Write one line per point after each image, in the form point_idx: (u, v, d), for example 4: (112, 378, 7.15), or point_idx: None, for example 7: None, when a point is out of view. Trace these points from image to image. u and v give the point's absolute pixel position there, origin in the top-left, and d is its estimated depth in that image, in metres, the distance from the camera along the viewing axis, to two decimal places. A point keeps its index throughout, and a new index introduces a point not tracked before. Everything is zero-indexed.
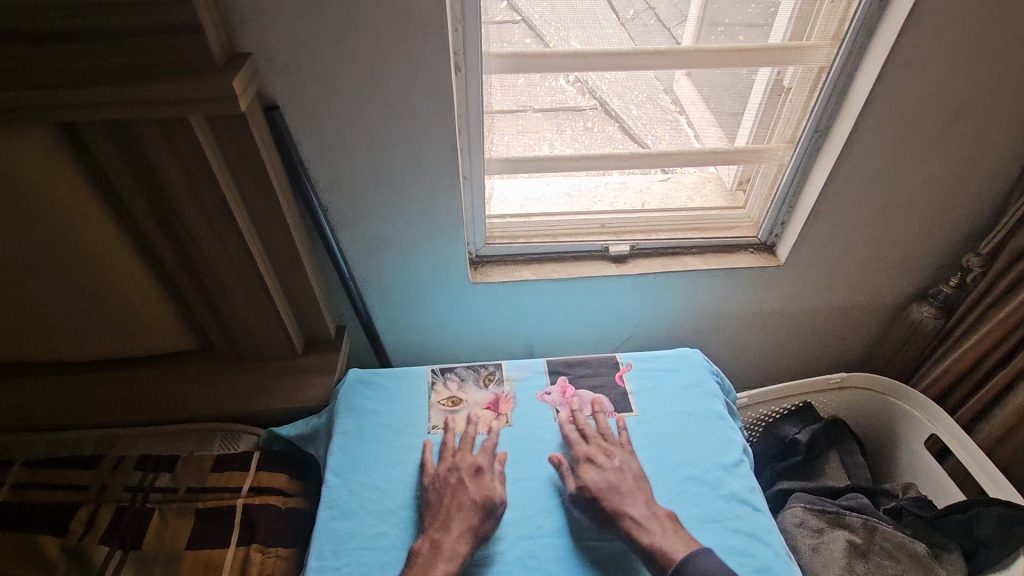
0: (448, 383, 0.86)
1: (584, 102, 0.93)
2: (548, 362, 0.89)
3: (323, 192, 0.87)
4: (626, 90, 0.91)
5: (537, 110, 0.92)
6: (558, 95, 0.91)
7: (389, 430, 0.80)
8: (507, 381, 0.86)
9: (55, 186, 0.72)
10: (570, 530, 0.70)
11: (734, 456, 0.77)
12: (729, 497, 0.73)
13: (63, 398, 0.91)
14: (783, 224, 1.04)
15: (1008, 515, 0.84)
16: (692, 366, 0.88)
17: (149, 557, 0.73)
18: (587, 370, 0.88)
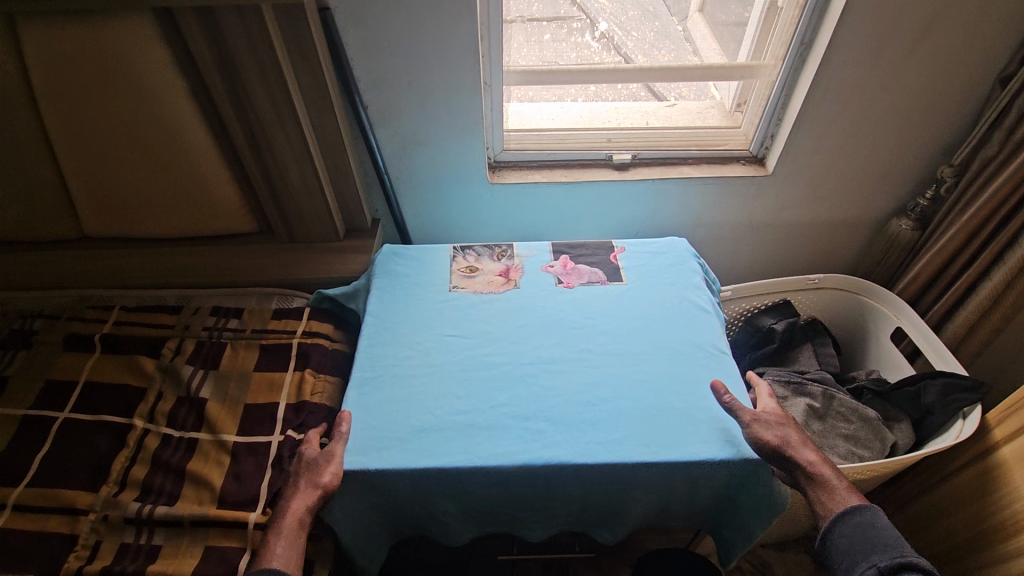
0: (467, 257, 1.03)
1: (609, 57, 1.11)
2: (553, 244, 1.05)
3: (364, 89, 1.01)
4: (652, 49, 1.10)
5: (563, 65, 1.11)
6: (585, 51, 1.11)
7: (417, 287, 0.96)
8: (517, 257, 1.02)
9: (154, 70, 0.88)
10: (562, 359, 0.85)
11: (707, 314, 0.91)
12: (699, 343, 0.87)
13: (151, 263, 1.10)
14: (772, 137, 1.16)
15: (950, 384, 0.96)
16: (677, 250, 1.02)
17: (225, 375, 0.92)
18: (587, 251, 1.04)
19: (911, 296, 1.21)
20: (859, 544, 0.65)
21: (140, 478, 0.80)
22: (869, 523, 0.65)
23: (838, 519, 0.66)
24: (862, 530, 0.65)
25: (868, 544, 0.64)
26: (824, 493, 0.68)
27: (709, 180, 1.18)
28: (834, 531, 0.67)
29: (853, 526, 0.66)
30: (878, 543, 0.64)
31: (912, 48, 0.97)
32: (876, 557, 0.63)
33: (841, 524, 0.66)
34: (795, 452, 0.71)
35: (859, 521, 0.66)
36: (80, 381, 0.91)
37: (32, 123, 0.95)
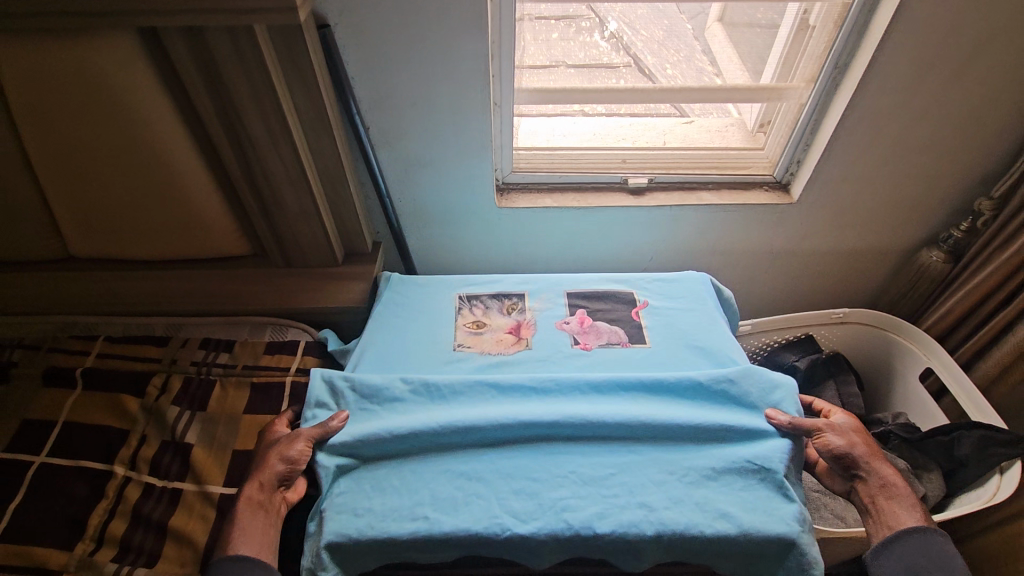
0: (474, 309, 0.98)
1: (618, 59, 1.03)
2: (568, 297, 0.99)
3: (365, 110, 0.95)
4: (661, 48, 1.03)
5: (570, 65, 1.03)
6: (592, 51, 1.02)
7: (419, 334, 0.92)
8: (529, 310, 0.97)
9: (140, 92, 0.82)
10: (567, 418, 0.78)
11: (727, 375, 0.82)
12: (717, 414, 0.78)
13: (139, 288, 1.04)
14: (799, 162, 1.09)
15: (987, 437, 0.89)
16: (695, 296, 0.98)
17: (214, 416, 0.87)
18: (604, 306, 0.98)
19: (940, 331, 1.15)
20: (917, 562, 0.65)
21: (119, 534, 0.74)
22: (928, 541, 0.66)
23: (904, 535, 0.67)
24: (925, 548, 0.66)
25: (926, 562, 0.65)
26: (891, 511, 0.70)
27: (730, 206, 1.11)
28: (888, 547, 0.67)
29: (920, 542, 0.66)
30: (940, 563, 0.64)
31: (957, 71, 0.90)
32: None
33: (903, 540, 0.67)
34: (872, 463, 0.73)
35: (920, 539, 0.66)
36: (59, 421, 0.85)
37: (9, 141, 0.89)
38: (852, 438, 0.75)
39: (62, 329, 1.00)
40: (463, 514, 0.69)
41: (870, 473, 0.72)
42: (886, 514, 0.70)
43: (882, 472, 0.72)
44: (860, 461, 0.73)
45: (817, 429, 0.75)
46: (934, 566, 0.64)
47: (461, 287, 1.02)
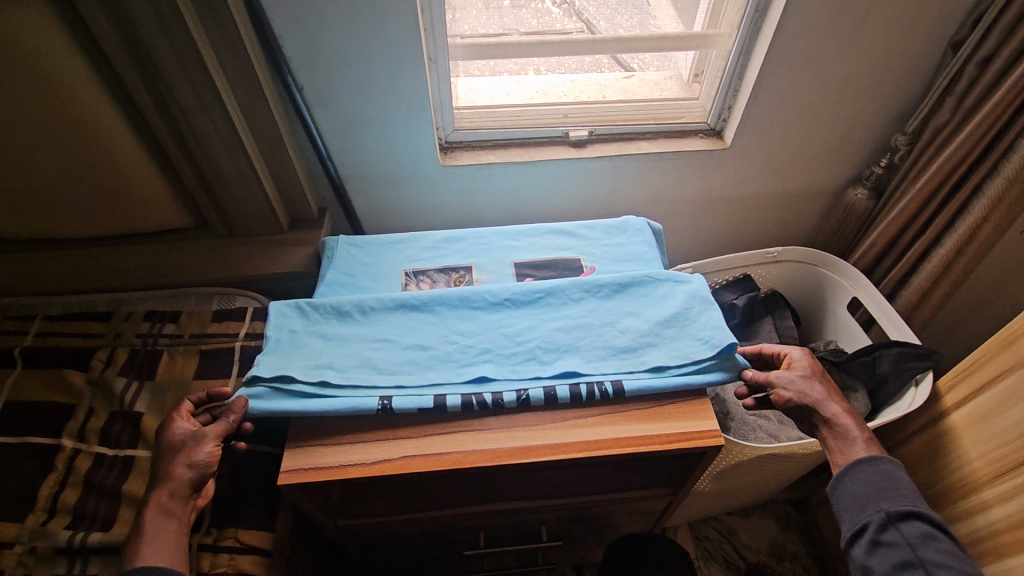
0: (420, 285, 0.94)
1: (570, 25, 1.06)
2: (516, 265, 0.96)
3: (297, 70, 0.94)
4: (614, 14, 1.04)
5: (522, 33, 1.05)
6: (546, 17, 1.05)
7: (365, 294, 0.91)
8: (476, 282, 0.94)
9: (55, 59, 0.79)
10: (502, 364, 0.77)
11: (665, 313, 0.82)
12: (652, 344, 0.79)
13: (75, 266, 1.02)
14: (730, 108, 1.13)
15: (905, 352, 0.97)
16: (632, 236, 1.00)
17: (162, 385, 0.87)
18: (553, 273, 0.95)
19: (866, 265, 1.22)
20: (865, 492, 0.66)
21: (71, 503, 0.75)
22: (879, 471, 0.67)
23: (852, 468, 0.68)
24: (874, 476, 0.67)
25: (872, 491, 0.66)
26: (838, 449, 0.70)
27: (667, 154, 1.15)
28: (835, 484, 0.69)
29: (870, 471, 0.67)
30: (887, 490, 0.65)
31: (869, 10, 0.94)
32: (887, 503, 0.64)
33: (849, 475, 0.68)
34: (816, 406, 0.72)
35: (871, 469, 0.67)
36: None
37: None
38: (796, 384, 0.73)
39: None
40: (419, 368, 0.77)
41: (815, 415, 0.72)
42: (839, 457, 0.70)
43: (826, 411, 0.71)
44: (806, 406, 0.72)
45: (765, 385, 0.75)
46: (879, 493, 0.65)
47: (405, 263, 0.97)
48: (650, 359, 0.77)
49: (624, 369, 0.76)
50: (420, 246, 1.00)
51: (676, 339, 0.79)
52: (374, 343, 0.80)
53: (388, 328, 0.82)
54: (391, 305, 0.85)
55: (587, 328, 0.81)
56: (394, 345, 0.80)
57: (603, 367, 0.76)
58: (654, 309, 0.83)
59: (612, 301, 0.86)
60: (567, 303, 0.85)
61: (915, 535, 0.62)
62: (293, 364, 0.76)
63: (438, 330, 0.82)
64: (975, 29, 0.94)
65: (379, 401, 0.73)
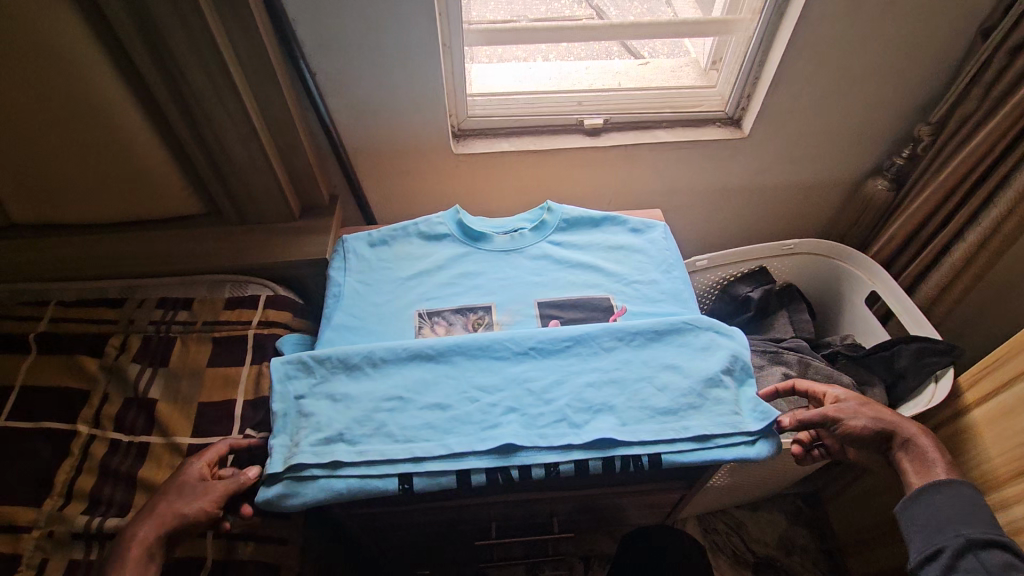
0: (436, 327, 0.85)
1: (579, 11, 1.04)
2: (540, 304, 0.87)
3: (311, 56, 0.93)
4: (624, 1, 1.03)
5: (530, 19, 1.03)
6: (553, 4, 1.03)
7: (375, 321, 0.85)
8: (496, 325, 0.84)
9: (68, 44, 0.78)
10: (531, 424, 0.69)
11: (709, 370, 0.74)
12: (694, 408, 0.71)
13: (87, 252, 1.01)
14: (749, 97, 1.11)
15: (924, 347, 0.95)
16: (659, 247, 0.93)
17: (176, 372, 0.86)
18: (580, 314, 0.85)
19: (884, 258, 1.20)
20: (942, 515, 0.66)
21: (88, 488, 0.75)
22: (957, 496, 0.67)
23: (927, 493, 0.68)
24: (950, 502, 0.67)
25: (948, 517, 0.66)
26: (913, 473, 0.71)
27: (684, 143, 1.13)
28: (904, 509, 0.70)
29: (945, 495, 0.67)
30: (966, 516, 0.65)
31: None
32: (964, 529, 0.65)
33: (921, 502, 0.68)
34: (892, 429, 0.73)
35: (948, 495, 0.67)
36: (15, 387, 0.83)
37: None
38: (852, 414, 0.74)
39: (10, 297, 0.98)
40: (441, 432, 0.69)
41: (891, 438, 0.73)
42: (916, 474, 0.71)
43: (904, 431, 0.73)
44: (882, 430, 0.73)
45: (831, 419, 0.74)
46: (956, 518, 0.65)
47: (417, 302, 0.88)
48: (690, 426, 0.70)
49: (664, 436, 0.69)
50: (435, 283, 0.90)
51: (720, 407, 0.71)
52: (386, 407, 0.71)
53: (403, 382, 0.73)
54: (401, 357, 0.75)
55: (624, 384, 0.73)
56: (410, 406, 0.71)
57: (640, 430, 0.69)
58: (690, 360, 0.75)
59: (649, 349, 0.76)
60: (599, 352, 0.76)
61: (996, 564, 0.62)
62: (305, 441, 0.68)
63: (456, 385, 0.73)
64: (1007, 15, 0.91)
65: (399, 484, 0.67)
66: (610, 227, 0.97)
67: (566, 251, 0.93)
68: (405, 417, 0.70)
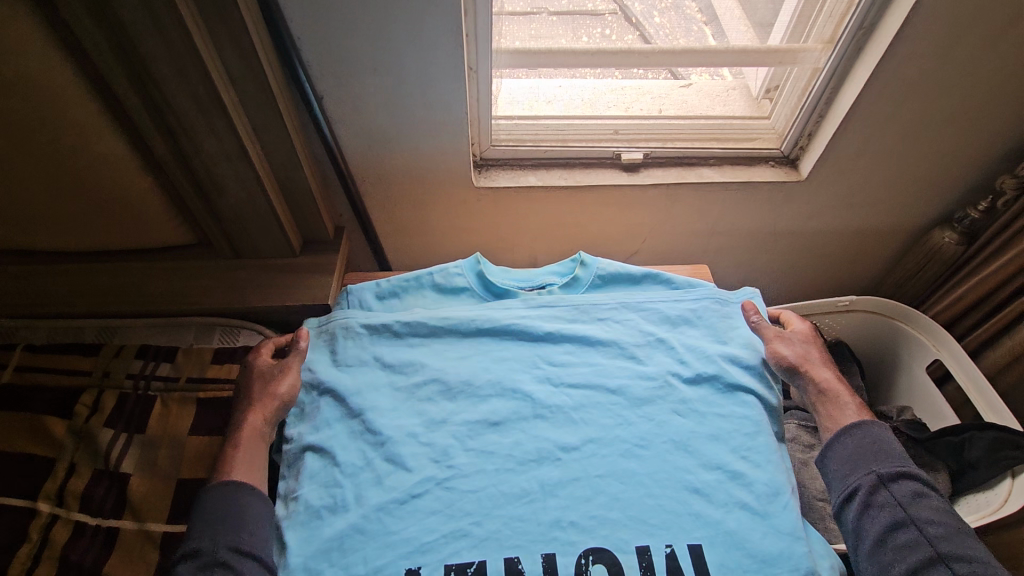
0: None
1: (602, 5, 0.88)
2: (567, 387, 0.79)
3: (316, 77, 0.81)
4: None
5: (553, 12, 0.88)
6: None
7: None
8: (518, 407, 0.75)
9: (33, 66, 0.67)
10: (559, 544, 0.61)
11: (748, 494, 0.65)
12: (735, 534, 0.62)
13: (61, 288, 0.91)
14: (810, 135, 0.98)
15: (1001, 439, 0.84)
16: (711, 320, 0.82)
17: (153, 439, 0.76)
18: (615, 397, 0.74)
19: (947, 318, 1.09)
20: (853, 457, 0.67)
21: None
22: (868, 433, 0.69)
23: (843, 432, 0.70)
24: (862, 440, 0.68)
25: (861, 456, 0.67)
26: (829, 412, 0.73)
27: (733, 184, 1.01)
28: (823, 456, 0.71)
29: (857, 436, 0.69)
30: (875, 453, 0.67)
31: (996, 36, 0.79)
32: (876, 466, 0.66)
33: (838, 441, 0.70)
34: (810, 372, 0.76)
35: (861, 432, 0.69)
36: None
37: None
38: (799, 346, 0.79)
39: None
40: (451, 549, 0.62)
41: (808, 381, 0.76)
42: (829, 419, 0.73)
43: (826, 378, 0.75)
44: (795, 367, 0.76)
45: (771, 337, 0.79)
46: (869, 457, 0.67)
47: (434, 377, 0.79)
48: (742, 556, 0.61)
49: (707, 560, 0.61)
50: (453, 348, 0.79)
51: (763, 537, 0.62)
52: (395, 509, 0.64)
53: (408, 480, 0.66)
54: (423, 329, 0.80)
55: (656, 500, 0.65)
56: (419, 510, 0.64)
57: (680, 553, 0.61)
58: (720, 346, 0.78)
59: (683, 322, 0.81)
60: (632, 330, 0.81)
61: (906, 495, 0.63)
62: (301, 546, 0.62)
63: (465, 494, 0.65)
64: None
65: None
66: (650, 286, 0.87)
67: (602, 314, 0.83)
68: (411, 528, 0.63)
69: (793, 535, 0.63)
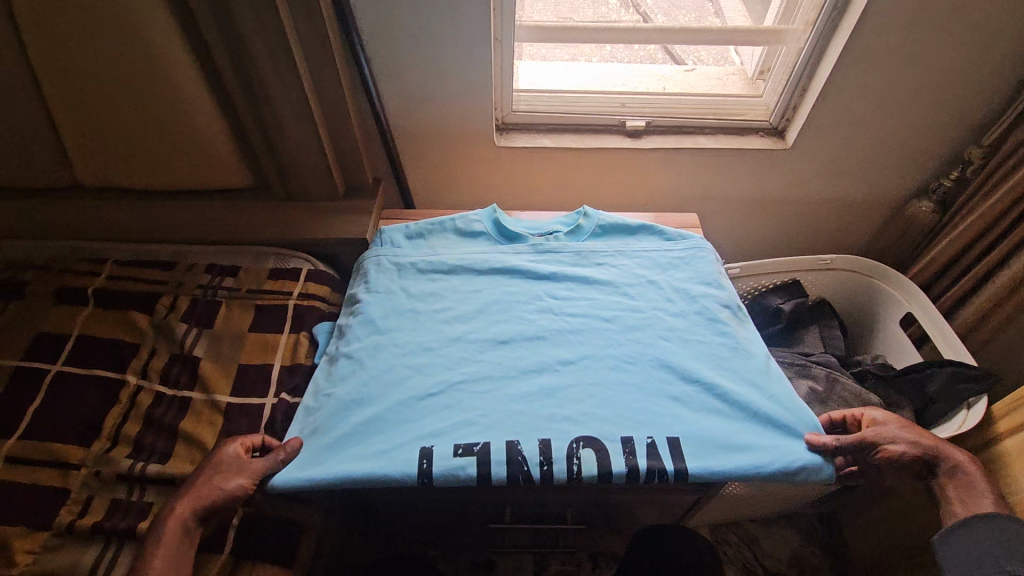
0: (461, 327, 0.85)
1: (626, 16, 1.06)
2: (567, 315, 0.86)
3: (367, 42, 0.96)
4: (671, 8, 1.05)
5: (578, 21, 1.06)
6: (601, 9, 1.05)
7: None
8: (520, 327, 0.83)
9: (145, 19, 0.83)
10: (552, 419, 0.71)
11: (720, 401, 0.72)
12: (708, 431, 0.69)
13: (141, 218, 1.07)
14: (795, 108, 1.10)
15: (959, 374, 0.94)
16: (698, 265, 0.90)
17: (220, 333, 0.91)
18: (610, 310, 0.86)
19: (924, 280, 1.18)
20: (981, 549, 0.63)
21: (132, 435, 0.79)
22: (1004, 528, 0.63)
23: (976, 523, 0.64)
24: (996, 534, 0.63)
25: (997, 551, 0.62)
26: (962, 500, 0.67)
27: (725, 151, 1.13)
28: (945, 537, 0.65)
29: (988, 530, 0.63)
30: (1010, 552, 0.61)
31: (954, 16, 0.90)
32: (1009, 564, 0.61)
33: (967, 529, 0.64)
34: (931, 457, 0.70)
35: (996, 525, 0.63)
36: (71, 334, 0.89)
37: (19, 71, 0.90)
38: (905, 438, 0.70)
39: (71, 253, 1.04)
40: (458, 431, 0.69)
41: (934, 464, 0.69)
42: (960, 504, 0.67)
43: (949, 461, 0.69)
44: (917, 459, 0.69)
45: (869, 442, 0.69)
46: (1003, 555, 0.61)
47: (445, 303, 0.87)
48: (715, 449, 0.68)
49: (684, 449, 0.67)
50: (464, 280, 0.88)
51: (733, 434, 0.69)
52: (411, 403, 0.72)
53: (421, 378, 0.75)
54: (442, 265, 0.89)
55: (640, 403, 0.72)
56: (431, 402, 0.72)
57: (660, 443, 0.68)
58: (705, 286, 0.86)
59: (672, 266, 0.89)
60: (627, 273, 0.89)
61: None
62: (332, 426, 0.71)
63: (471, 394, 0.73)
64: None
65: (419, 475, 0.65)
66: (645, 237, 0.95)
67: (600, 258, 0.91)
68: (422, 415, 0.71)
69: (760, 434, 0.69)
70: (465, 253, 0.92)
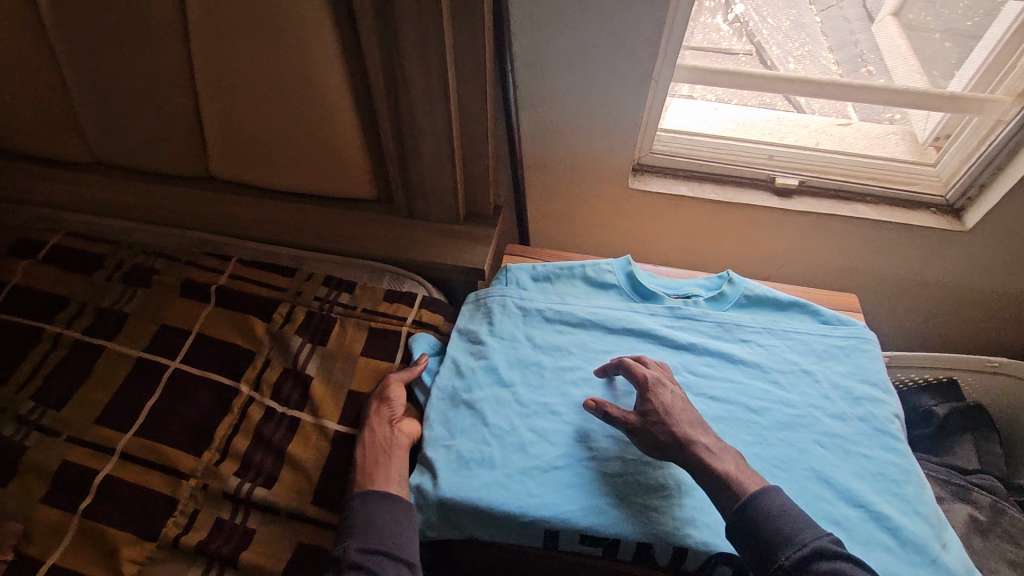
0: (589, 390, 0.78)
1: (739, 45, 0.93)
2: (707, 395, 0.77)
3: (517, 69, 0.92)
4: (787, 40, 0.92)
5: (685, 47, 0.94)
6: (713, 35, 0.93)
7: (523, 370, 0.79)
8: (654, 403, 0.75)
9: (308, 27, 0.82)
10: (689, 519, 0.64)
11: (886, 537, 0.62)
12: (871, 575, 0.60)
13: (265, 218, 1.07)
14: (981, 187, 0.97)
15: None
16: (862, 360, 0.78)
17: (332, 352, 0.89)
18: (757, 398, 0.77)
19: None
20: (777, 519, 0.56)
21: (241, 449, 0.78)
22: (773, 496, 0.58)
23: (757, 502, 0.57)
24: (768, 505, 0.57)
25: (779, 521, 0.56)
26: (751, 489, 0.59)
27: (887, 223, 1.01)
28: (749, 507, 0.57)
29: (771, 503, 0.57)
30: (801, 523, 0.56)
31: None
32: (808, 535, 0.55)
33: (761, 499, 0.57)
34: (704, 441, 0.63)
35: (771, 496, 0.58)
36: (191, 332, 0.89)
37: (178, 66, 0.92)
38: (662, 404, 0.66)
39: (197, 245, 1.06)
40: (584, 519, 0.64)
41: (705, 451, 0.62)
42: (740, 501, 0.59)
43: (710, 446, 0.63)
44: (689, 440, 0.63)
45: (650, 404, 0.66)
46: (794, 525, 0.56)
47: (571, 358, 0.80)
48: None
49: None
50: (594, 338, 0.81)
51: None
52: (537, 475, 0.67)
53: (547, 450, 0.69)
54: (570, 317, 0.83)
55: None
56: (557, 479, 0.67)
57: None
58: (870, 388, 0.75)
59: (831, 357, 0.78)
60: (776, 356, 0.79)
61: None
62: (451, 484, 0.66)
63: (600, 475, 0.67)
64: None
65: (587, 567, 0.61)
66: (795, 315, 0.85)
67: (746, 333, 0.81)
68: (545, 494, 0.66)
69: None
70: (595, 306, 0.84)
